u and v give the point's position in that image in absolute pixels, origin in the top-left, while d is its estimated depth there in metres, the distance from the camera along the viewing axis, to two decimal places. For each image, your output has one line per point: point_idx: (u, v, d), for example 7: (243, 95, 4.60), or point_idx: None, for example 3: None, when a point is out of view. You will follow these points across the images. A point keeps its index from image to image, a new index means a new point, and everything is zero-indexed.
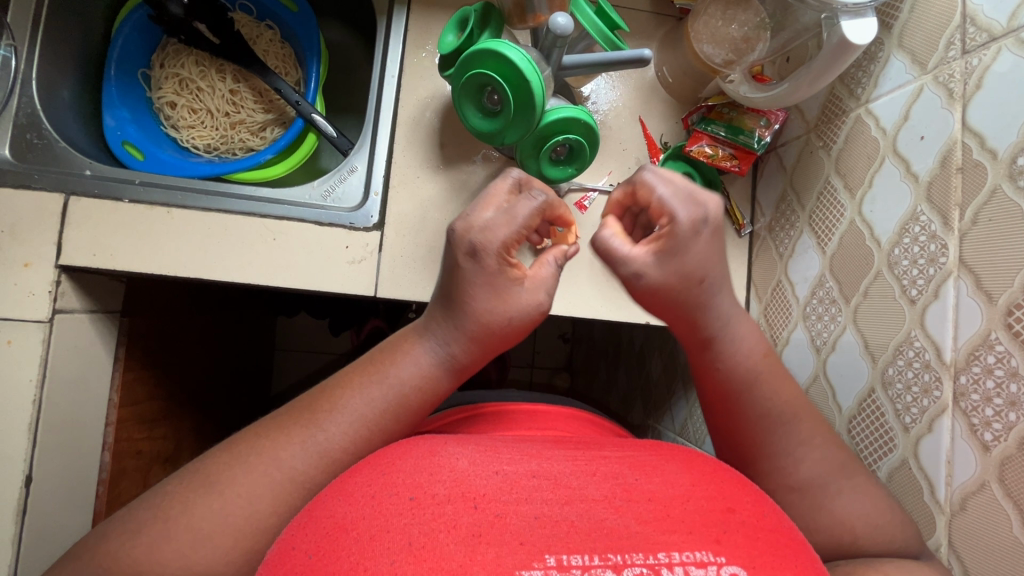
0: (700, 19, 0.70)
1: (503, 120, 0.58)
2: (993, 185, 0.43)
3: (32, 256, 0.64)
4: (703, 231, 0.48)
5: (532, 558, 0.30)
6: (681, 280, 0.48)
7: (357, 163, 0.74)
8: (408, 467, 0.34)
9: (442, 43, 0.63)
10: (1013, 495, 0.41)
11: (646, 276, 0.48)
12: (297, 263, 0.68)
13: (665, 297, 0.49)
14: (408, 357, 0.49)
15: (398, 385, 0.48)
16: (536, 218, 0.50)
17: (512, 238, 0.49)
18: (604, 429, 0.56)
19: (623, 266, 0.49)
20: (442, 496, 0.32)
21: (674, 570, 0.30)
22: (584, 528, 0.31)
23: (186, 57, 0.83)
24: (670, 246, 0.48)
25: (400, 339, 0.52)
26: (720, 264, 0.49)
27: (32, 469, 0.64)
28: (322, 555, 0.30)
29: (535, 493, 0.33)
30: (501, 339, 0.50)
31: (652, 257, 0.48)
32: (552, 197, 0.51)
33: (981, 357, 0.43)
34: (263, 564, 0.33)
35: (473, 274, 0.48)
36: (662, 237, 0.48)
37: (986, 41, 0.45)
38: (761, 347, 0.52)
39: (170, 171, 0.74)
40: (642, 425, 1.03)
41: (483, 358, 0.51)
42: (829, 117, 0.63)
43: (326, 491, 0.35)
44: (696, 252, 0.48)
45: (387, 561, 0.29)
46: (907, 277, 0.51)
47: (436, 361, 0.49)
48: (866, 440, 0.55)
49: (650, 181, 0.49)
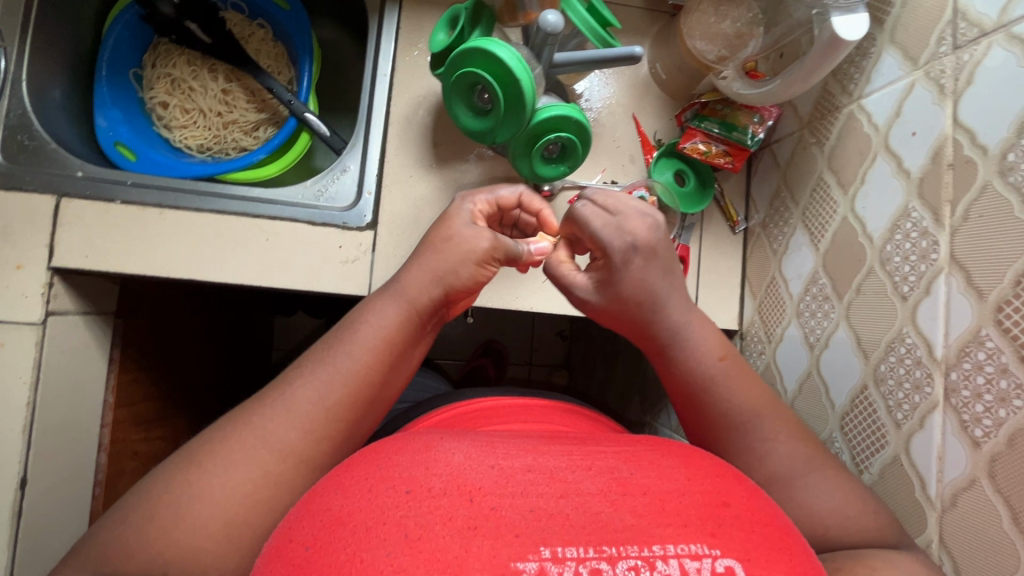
0: (693, 15, 0.69)
1: (494, 119, 0.58)
2: (983, 181, 0.43)
3: (25, 259, 0.63)
4: (633, 260, 0.53)
5: (527, 551, 0.29)
6: (620, 302, 0.55)
7: (350, 163, 0.74)
8: (405, 461, 0.34)
9: (432, 41, 0.63)
10: (1003, 492, 0.41)
11: (589, 300, 0.57)
12: (290, 263, 0.68)
13: (611, 315, 0.56)
14: (371, 314, 0.53)
15: (363, 338, 0.52)
16: (508, 196, 0.62)
17: (486, 206, 0.62)
18: (599, 424, 0.56)
19: (569, 292, 0.58)
20: (438, 489, 0.32)
21: (670, 562, 0.30)
22: (579, 520, 0.31)
23: (177, 56, 0.82)
24: (606, 288, 0.55)
25: (371, 300, 0.56)
26: (657, 304, 0.54)
27: (26, 471, 0.64)
28: (319, 548, 0.30)
29: (531, 488, 0.33)
30: (446, 262, 0.55)
31: (591, 296, 0.57)
32: (524, 192, 0.62)
33: (972, 354, 0.43)
34: (259, 557, 0.33)
35: (441, 214, 0.61)
36: (601, 277, 0.56)
37: (976, 36, 0.45)
38: (718, 352, 0.54)
39: (162, 171, 0.74)
40: (639, 423, 1.03)
41: (436, 289, 0.55)
42: (821, 113, 0.63)
43: (324, 485, 0.35)
44: (629, 294, 0.54)
45: (384, 552, 0.29)
46: (898, 274, 0.51)
47: (399, 312, 0.54)
48: (858, 437, 0.55)
49: (582, 219, 0.55)
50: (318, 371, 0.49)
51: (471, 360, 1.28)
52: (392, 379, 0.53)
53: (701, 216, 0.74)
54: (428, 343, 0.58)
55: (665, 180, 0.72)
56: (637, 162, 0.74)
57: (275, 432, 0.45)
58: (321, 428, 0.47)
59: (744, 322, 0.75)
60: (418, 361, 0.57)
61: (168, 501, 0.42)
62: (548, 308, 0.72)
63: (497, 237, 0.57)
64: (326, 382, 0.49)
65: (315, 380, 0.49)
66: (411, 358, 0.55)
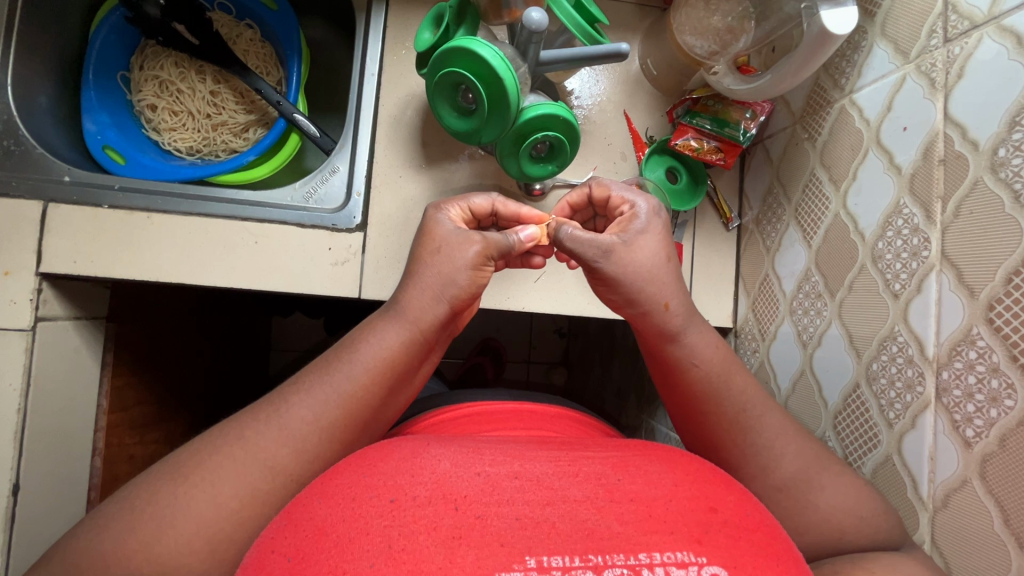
0: (682, 10, 0.68)
1: (478, 119, 0.58)
2: (974, 177, 0.43)
3: (12, 265, 0.63)
4: (658, 217, 0.55)
5: (512, 560, 0.29)
6: (649, 258, 0.52)
7: (338, 164, 0.73)
8: (390, 468, 0.34)
9: (417, 39, 0.63)
10: (994, 493, 0.40)
11: (613, 253, 0.51)
12: (280, 265, 0.68)
13: (642, 274, 0.52)
14: (371, 333, 0.52)
15: (362, 359, 0.50)
16: (482, 202, 0.61)
17: (460, 213, 0.60)
18: (593, 429, 0.55)
19: (592, 241, 0.51)
20: (423, 498, 0.31)
21: (655, 570, 0.30)
22: (565, 529, 0.31)
23: (165, 58, 0.82)
24: (630, 227, 0.54)
25: (371, 320, 0.54)
26: (668, 251, 0.54)
27: (19, 478, 0.64)
28: (302, 558, 0.30)
29: (517, 495, 0.32)
30: (442, 277, 0.53)
31: (616, 238, 0.52)
32: (497, 197, 0.61)
33: (963, 353, 0.43)
34: (242, 566, 0.33)
35: (418, 228, 0.58)
36: (624, 220, 0.55)
37: (967, 29, 0.44)
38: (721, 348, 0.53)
39: (150, 174, 0.73)
40: (636, 422, 1.03)
41: (440, 307, 0.53)
42: (814, 108, 0.62)
43: (308, 492, 0.35)
44: (650, 230, 0.54)
45: (367, 563, 0.28)
46: (890, 271, 0.50)
47: (401, 334, 0.52)
48: (851, 436, 0.54)
49: (606, 185, 0.58)
50: (314, 390, 0.48)
51: (469, 359, 1.28)
52: (390, 399, 0.52)
53: (694, 213, 0.74)
54: (438, 356, 0.58)
55: (656, 178, 0.71)
56: (628, 159, 0.73)
57: (265, 444, 0.45)
58: (311, 439, 0.46)
59: (738, 319, 0.75)
60: (426, 375, 0.57)
61: (152, 510, 0.42)
62: (540, 308, 0.71)
63: (487, 236, 0.55)
64: (324, 402, 0.48)
65: (312, 394, 0.48)
66: (414, 378, 0.55)
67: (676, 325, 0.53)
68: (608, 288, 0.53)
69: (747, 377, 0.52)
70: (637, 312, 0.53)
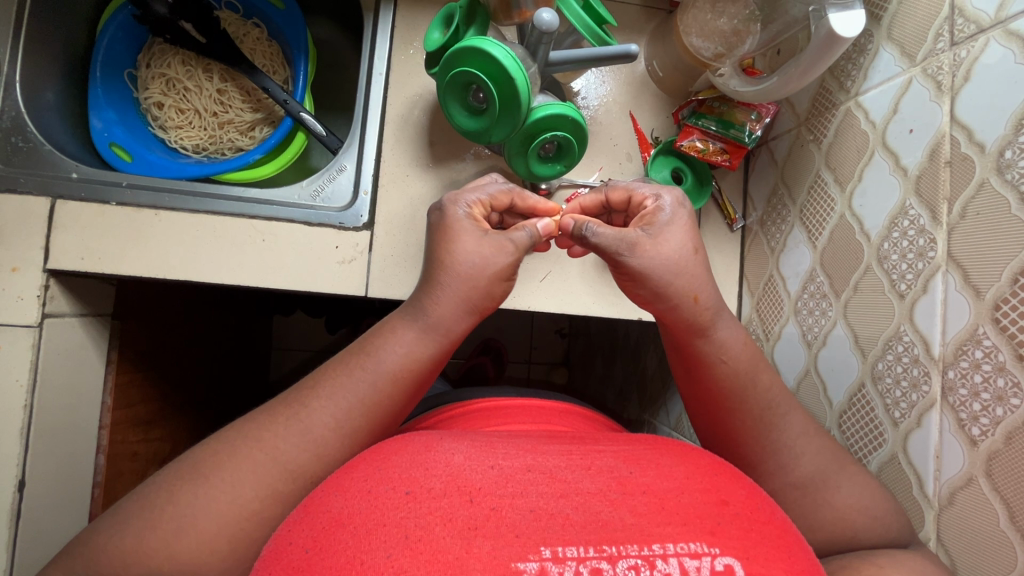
0: (689, 12, 0.69)
1: (488, 119, 0.58)
2: (980, 178, 0.43)
3: (20, 261, 0.63)
4: (681, 209, 0.55)
5: (528, 551, 0.29)
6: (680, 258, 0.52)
7: (346, 163, 0.73)
8: (404, 462, 0.34)
9: (428, 39, 0.63)
10: (999, 489, 0.41)
11: (637, 250, 0.51)
12: (287, 263, 0.68)
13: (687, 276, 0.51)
14: (391, 339, 0.51)
15: (384, 369, 0.50)
16: (502, 196, 0.59)
17: (480, 207, 0.57)
18: (600, 425, 0.56)
19: (617, 237, 0.52)
20: (438, 490, 0.32)
21: (669, 561, 0.30)
22: (580, 520, 0.31)
23: (172, 57, 0.82)
24: (655, 220, 0.53)
25: (386, 326, 0.53)
26: (695, 241, 0.53)
27: (24, 473, 0.64)
28: (318, 550, 0.30)
29: (530, 487, 0.33)
30: (477, 287, 0.52)
31: (639, 232, 0.52)
32: (515, 189, 0.59)
33: (969, 352, 0.43)
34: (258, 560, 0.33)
35: (439, 225, 0.54)
36: (646, 214, 0.54)
37: (974, 32, 0.45)
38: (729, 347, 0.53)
39: (157, 172, 0.73)
40: (638, 421, 1.04)
41: (469, 319, 0.53)
42: (819, 110, 0.62)
43: (324, 486, 0.35)
44: (676, 221, 0.53)
45: (384, 554, 0.28)
46: (896, 272, 0.50)
47: (425, 344, 0.51)
48: (856, 433, 0.55)
49: (622, 187, 0.58)
50: (322, 387, 0.49)
51: (470, 358, 1.28)
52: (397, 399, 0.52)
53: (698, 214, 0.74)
54: None
55: (661, 178, 0.71)
56: (633, 160, 0.73)
57: (276, 444, 0.45)
58: (320, 439, 0.46)
59: (742, 319, 0.75)
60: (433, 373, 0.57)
61: (165, 507, 0.42)
62: (546, 307, 0.71)
63: (517, 241, 0.54)
64: (330, 399, 0.48)
65: (320, 392, 0.48)
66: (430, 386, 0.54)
67: (710, 317, 0.52)
68: (634, 284, 0.52)
69: (753, 378, 0.53)
70: (664, 307, 0.52)
